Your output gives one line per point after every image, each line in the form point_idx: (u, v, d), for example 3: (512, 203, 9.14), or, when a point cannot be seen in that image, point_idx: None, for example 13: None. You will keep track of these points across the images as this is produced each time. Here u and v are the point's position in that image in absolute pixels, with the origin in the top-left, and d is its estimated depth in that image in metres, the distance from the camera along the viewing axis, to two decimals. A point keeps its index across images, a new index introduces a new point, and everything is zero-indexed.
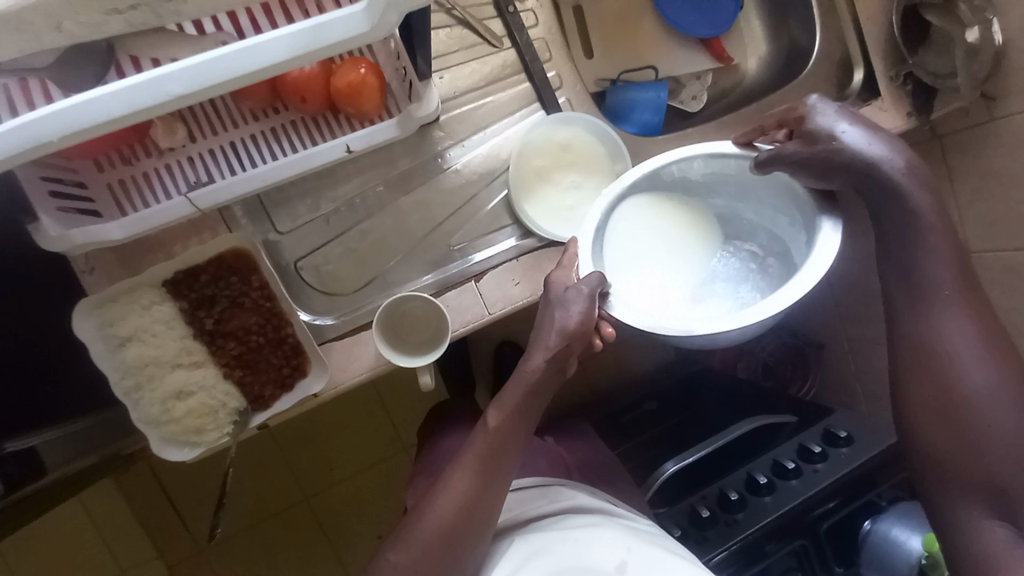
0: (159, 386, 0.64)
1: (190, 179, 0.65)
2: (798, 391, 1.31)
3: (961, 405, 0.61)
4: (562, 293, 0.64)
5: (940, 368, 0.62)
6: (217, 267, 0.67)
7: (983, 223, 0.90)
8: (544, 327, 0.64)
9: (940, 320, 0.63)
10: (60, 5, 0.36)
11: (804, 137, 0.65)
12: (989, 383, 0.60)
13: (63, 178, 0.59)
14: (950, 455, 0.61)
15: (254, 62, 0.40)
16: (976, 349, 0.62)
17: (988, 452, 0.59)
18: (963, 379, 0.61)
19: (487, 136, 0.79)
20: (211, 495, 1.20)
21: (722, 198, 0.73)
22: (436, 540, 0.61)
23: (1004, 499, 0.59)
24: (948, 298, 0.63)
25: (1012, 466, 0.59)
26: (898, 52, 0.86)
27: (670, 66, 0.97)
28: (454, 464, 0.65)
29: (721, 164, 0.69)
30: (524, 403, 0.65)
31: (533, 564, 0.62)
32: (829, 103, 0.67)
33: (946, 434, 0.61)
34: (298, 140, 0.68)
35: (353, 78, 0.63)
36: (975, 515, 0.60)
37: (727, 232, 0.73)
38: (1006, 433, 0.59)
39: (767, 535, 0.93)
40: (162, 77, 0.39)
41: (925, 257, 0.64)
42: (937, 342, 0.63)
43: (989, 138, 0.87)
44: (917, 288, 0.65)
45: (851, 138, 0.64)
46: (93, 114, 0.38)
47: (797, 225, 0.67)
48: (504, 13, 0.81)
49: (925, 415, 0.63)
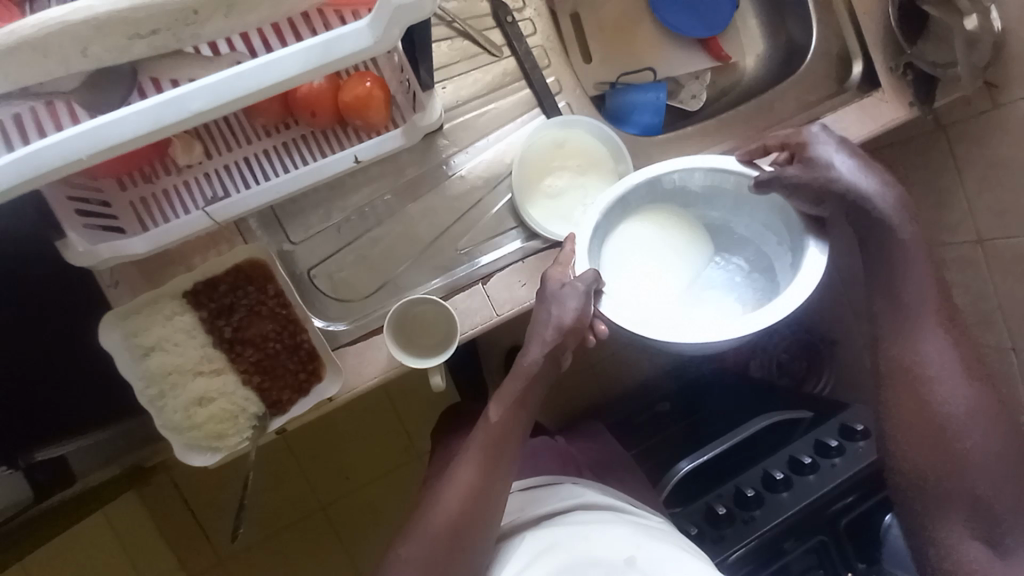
0: (181, 394, 0.67)
1: (207, 194, 0.68)
2: (814, 387, 1.30)
3: (946, 431, 0.65)
4: (557, 290, 0.65)
5: (922, 392, 0.66)
6: (234, 277, 0.69)
7: (995, 212, 0.91)
8: (540, 322, 0.66)
9: (924, 347, 0.67)
10: (89, 33, 0.39)
11: (805, 166, 0.66)
12: (965, 408, 0.65)
13: (88, 197, 0.62)
14: (937, 474, 0.65)
15: (269, 77, 0.42)
16: (955, 376, 0.66)
17: (971, 474, 0.64)
18: (943, 402, 0.65)
19: (490, 142, 0.81)
20: (229, 504, 1.22)
21: (717, 210, 0.74)
22: (447, 531, 0.62)
23: (987, 513, 0.63)
24: (931, 326, 0.67)
25: (992, 486, 0.63)
26: (898, 43, 0.86)
27: (668, 67, 0.98)
28: (460, 455, 0.67)
29: (721, 179, 0.70)
30: (525, 393, 0.67)
31: (542, 562, 0.63)
32: (830, 134, 0.68)
33: (930, 456, 0.65)
34: (308, 153, 0.71)
35: (360, 92, 0.66)
36: (959, 532, 0.63)
37: (717, 245, 0.75)
38: (984, 456, 0.64)
39: (785, 532, 0.94)
40: (184, 95, 0.41)
41: (908, 285, 0.68)
42: (920, 367, 0.67)
43: (995, 127, 0.88)
44: (900, 314, 0.68)
45: (845, 170, 0.66)
46: (120, 132, 0.41)
47: (784, 247, 0.70)
48: (502, 23, 0.83)
49: (913, 440, 0.66)
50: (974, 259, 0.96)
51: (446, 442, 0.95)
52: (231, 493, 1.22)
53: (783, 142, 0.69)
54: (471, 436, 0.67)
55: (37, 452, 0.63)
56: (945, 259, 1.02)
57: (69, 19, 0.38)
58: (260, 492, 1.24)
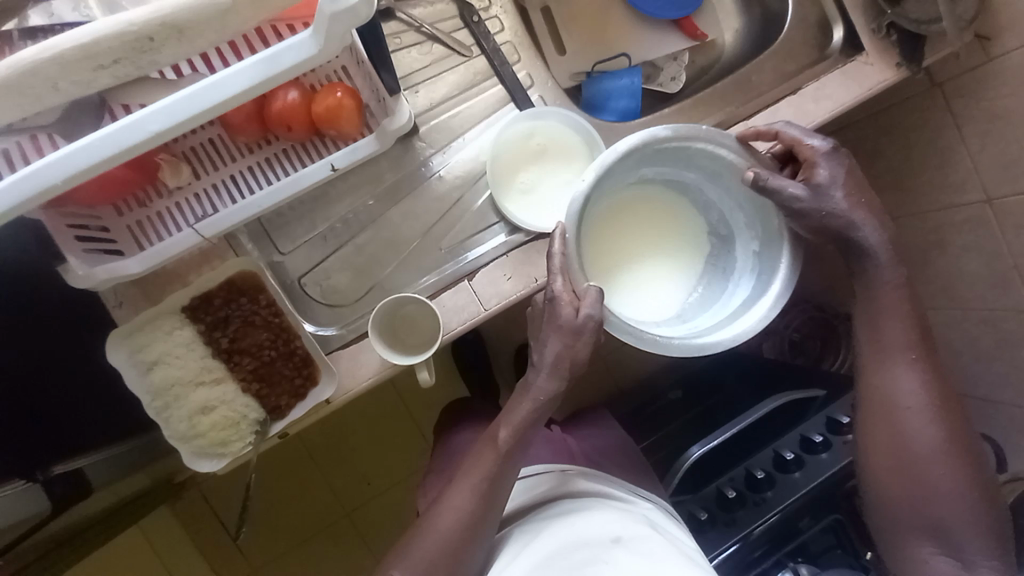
0: (185, 404, 0.70)
1: (197, 213, 0.71)
2: (832, 365, 1.28)
3: (916, 464, 0.67)
4: (573, 317, 0.64)
5: (894, 425, 0.68)
6: (228, 291, 0.72)
7: (1000, 168, 0.88)
8: (548, 346, 0.65)
9: (899, 380, 0.69)
10: (55, 69, 0.41)
11: (812, 189, 0.66)
12: (936, 445, 0.67)
13: (88, 224, 0.67)
14: (907, 498, 0.68)
15: (221, 94, 0.44)
16: (929, 415, 0.67)
17: (937, 504, 0.66)
18: (916, 437, 0.67)
19: (466, 142, 0.83)
20: (235, 501, 1.27)
21: (694, 174, 0.76)
22: (441, 553, 0.65)
23: (946, 536, 0.66)
24: (907, 361, 0.69)
25: (960, 513, 0.65)
26: (877, 4, 0.84)
27: (642, 51, 0.98)
28: (466, 470, 0.68)
29: (710, 153, 0.70)
30: (533, 417, 0.67)
31: (527, 554, 0.65)
32: (841, 152, 0.67)
33: (900, 484, 0.68)
34: (289, 166, 0.73)
35: (330, 102, 0.68)
36: (923, 550, 0.67)
37: (686, 206, 0.79)
38: (948, 491, 0.66)
39: (801, 510, 0.93)
40: (145, 118, 0.44)
41: (887, 324, 0.69)
42: (894, 400, 0.69)
43: (993, 79, 0.84)
44: (880, 348, 0.70)
45: (840, 202, 0.66)
46: (92, 156, 0.44)
47: (753, 227, 0.74)
48: (469, 23, 0.84)
49: (886, 468, 0.69)
50: (983, 220, 0.93)
51: (451, 437, 0.97)
52: (237, 492, 1.26)
53: (790, 145, 0.69)
54: (478, 450, 0.69)
55: (53, 466, 0.68)
56: (952, 222, 0.98)
57: (36, 58, 0.41)
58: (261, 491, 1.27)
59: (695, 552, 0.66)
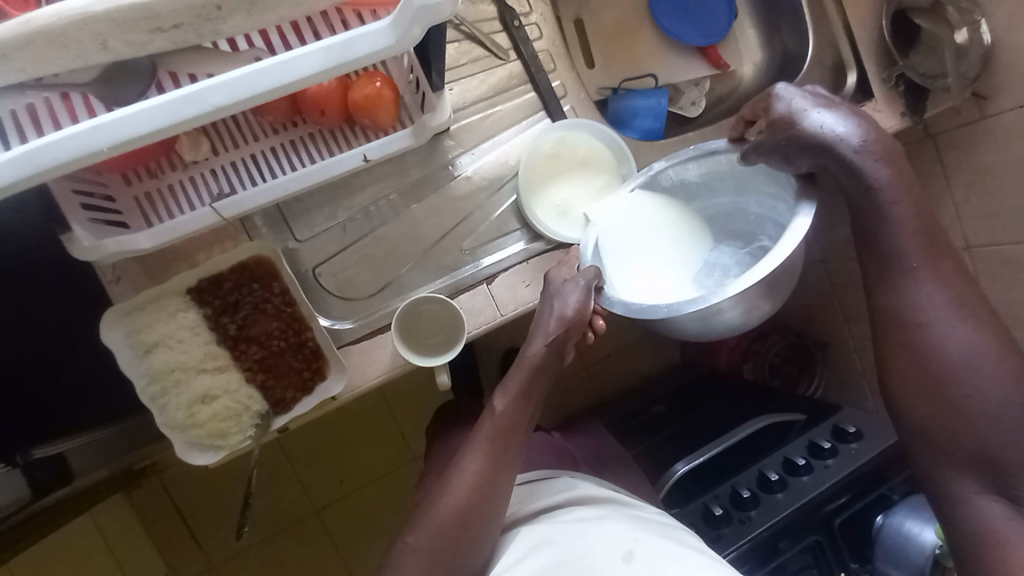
0: (184, 391, 0.66)
1: (213, 191, 0.68)
2: (806, 390, 1.31)
3: (941, 377, 0.61)
4: (561, 285, 0.68)
5: (916, 342, 0.63)
6: (240, 275, 0.69)
7: (982, 217, 0.93)
8: (545, 316, 0.68)
9: (914, 295, 0.64)
10: (107, 24, 0.38)
11: (771, 129, 0.66)
12: (964, 351, 0.61)
13: (93, 191, 0.62)
14: (940, 429, 0.61)
15: (290, 74, 0.43)
16: (949, 321, 0.62)
17: (976, 427, 0.60)
18: (938, 351, 0.62)
19: (494, 145, 0.82)
20: (230, 508, 1.20)
21: (723, 195, 0.78)
22: (451, 520, 0.65)
23: (996, 472, 0.58)
24: (917, 271, 0.64)
25: (1003, 436, 0.58)
26: (890, 55, 0.89)
27: (667, 74, 1.00)
28: (465, 448, 0.69)
29: (714, 163, 0.74)
30: (529, 385, 0.70)
31: (538, 552, 0.65)
32: (794, 89, 0.68)
33: (930, 405, 0.62)
34: (315, 152, 0.71)
35: (369, 91, 0.66)
36: (971, 494, 0.60)
37: (737, 229, 0.78)
38: (989, 405, 0.59)
39: (780, 533, 0.93)
40: (204, 91, 0.42)
41: (894, 235, 0.65)
42: (907, 315, 0.64)
43: (983, 136, 0.90)
44: (886, 266, 0.66)
45: (815, 119, 0.64)
46: (142, 125, 0.42)
47: (790, 211, 0.70)
48: (510, 27, 0.84)
49: (913, 397, 0.63)
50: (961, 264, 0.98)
51: (446, 439, 0.96)
52: (235, 490, 1.19)
53: (755, 112, 0.70)
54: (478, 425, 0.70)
55: (32, 449, 0.63)
56: None
57: (89, 10, 0.38)
58: (261, 494, 1.23)
59: (708, 550, 0.68)
